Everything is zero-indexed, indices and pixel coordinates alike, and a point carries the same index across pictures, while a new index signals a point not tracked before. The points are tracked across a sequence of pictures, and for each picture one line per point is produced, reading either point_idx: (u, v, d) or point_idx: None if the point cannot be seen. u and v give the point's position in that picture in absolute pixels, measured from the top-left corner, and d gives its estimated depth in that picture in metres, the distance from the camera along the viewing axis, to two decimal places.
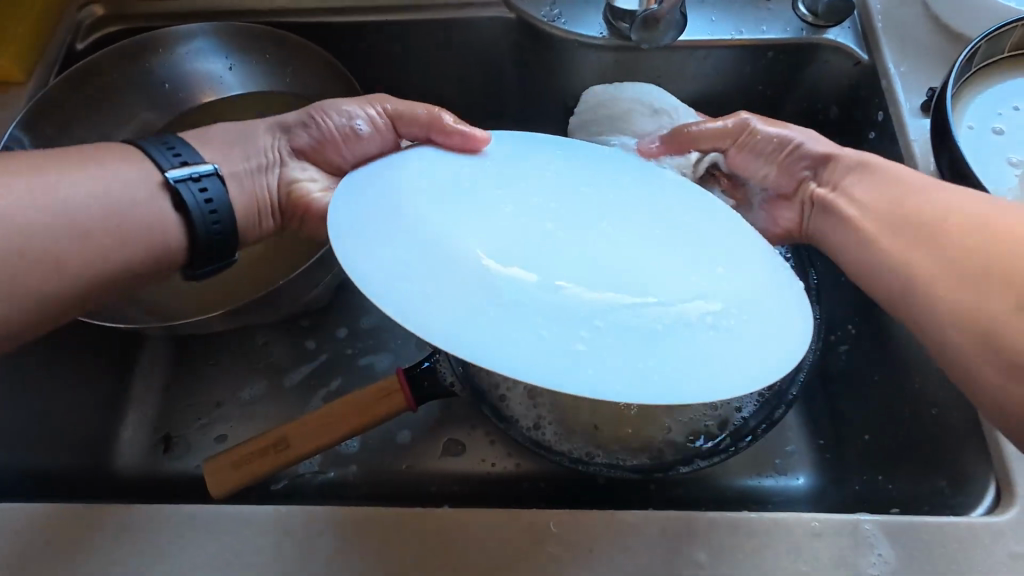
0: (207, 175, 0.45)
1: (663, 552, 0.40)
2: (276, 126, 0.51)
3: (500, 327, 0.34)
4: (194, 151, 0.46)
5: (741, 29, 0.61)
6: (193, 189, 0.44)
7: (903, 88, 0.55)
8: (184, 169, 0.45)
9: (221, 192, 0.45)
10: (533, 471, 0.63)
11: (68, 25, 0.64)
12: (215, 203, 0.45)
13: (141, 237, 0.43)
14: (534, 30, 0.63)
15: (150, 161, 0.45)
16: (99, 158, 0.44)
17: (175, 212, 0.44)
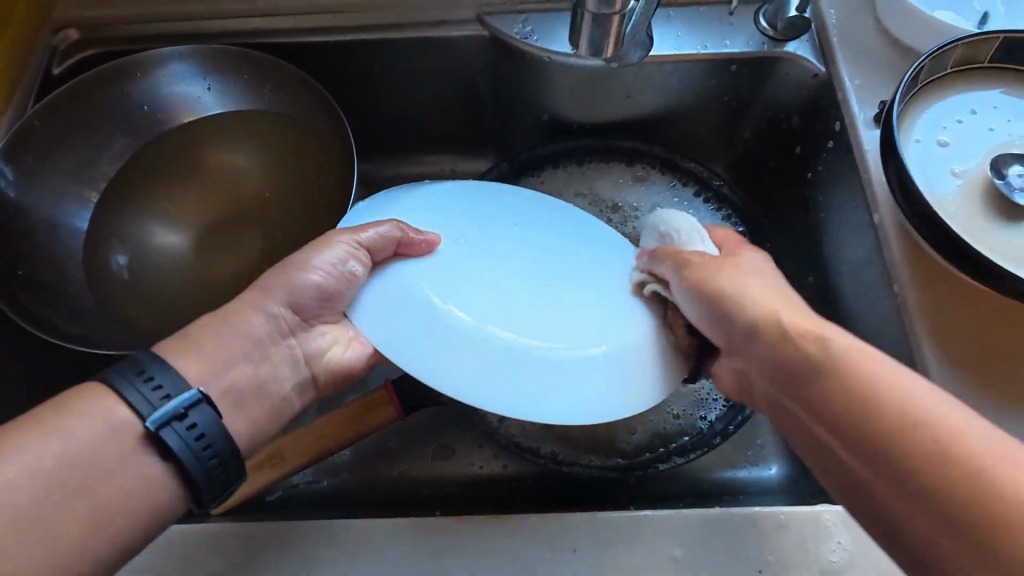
0: (193, 403, 0.39)
1: (640, 547, 0.43)
2: (267, 304, 0.48)
3: (474, 358, 0.45)
4: (173, 372, 0.40)
5: (705, 43, 0.64)
6: (180, 430, 0.38)
7: (857, 100, 0.58)
8: (168, 403, 0.38)
9: (210, 422, 0.39)
10: (520, 473, 0.66)
11: (44, 50, 0.64)
12: (206, 437, 0.38)
13: (139, 502, 0.37)
14: (507, 47, 0.65)
15: (125, 406, 0.38)
16: (90, 384, 0.38)
17: (150, 448, 0.38)
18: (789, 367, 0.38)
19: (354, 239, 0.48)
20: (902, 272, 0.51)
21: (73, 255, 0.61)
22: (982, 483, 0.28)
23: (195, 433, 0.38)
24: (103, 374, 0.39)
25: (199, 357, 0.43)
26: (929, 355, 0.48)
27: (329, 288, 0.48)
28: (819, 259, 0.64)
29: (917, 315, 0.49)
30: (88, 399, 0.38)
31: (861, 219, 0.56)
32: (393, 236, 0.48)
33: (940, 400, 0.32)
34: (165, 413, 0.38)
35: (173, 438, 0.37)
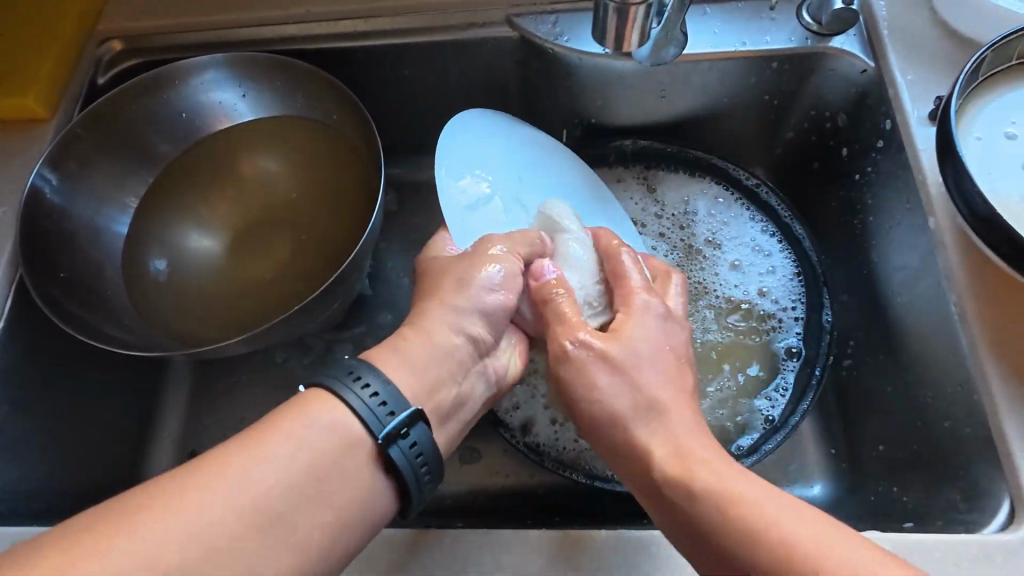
0: (413, 419, 0.38)
1: (670, 572, 0.41)
2: (462, 325, 0.46)
3: (576, 293, 0.51)
4: (388, 382, 0.40)
5: (744, 40, 0.61)
6: (403, 448, 0.38)
7: (910, 96, 0.55)
8: (393, 420, 0.38)
9: (428, 438, 0.39)
10: (548, 484, 0.64)
11: (89, 61, 0.67)
12: (423, 453, 0.39)
13: (365, 518, 0.37)
14: (537, 49, 0.64)
15: (353, 417, 0.38)
16: (309, 391, 0.38)
17: (364, 433, 0.38)
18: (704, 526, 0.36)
19: (511, 247, 0.50)
20: (960, 281, 0.47)
21: (115, 259, 0.63)
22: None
23: (386, 411, 0.38)
24: (324, 379, 0.38)
25: (409, 367, 0.42)
26: (991, 368, 0.44)
27: (508, 304, 0.48)
28: (870, 264, 0.60)
29: (978, 326, 0.46)
30: (308, 407, 0.37)
31: (914, 224, 0.52)
32: (541, 245, 0.53)
33: (816, 529, 0.34)
34: (390, 429, 0.38)
35: (365, 412, 0.38)
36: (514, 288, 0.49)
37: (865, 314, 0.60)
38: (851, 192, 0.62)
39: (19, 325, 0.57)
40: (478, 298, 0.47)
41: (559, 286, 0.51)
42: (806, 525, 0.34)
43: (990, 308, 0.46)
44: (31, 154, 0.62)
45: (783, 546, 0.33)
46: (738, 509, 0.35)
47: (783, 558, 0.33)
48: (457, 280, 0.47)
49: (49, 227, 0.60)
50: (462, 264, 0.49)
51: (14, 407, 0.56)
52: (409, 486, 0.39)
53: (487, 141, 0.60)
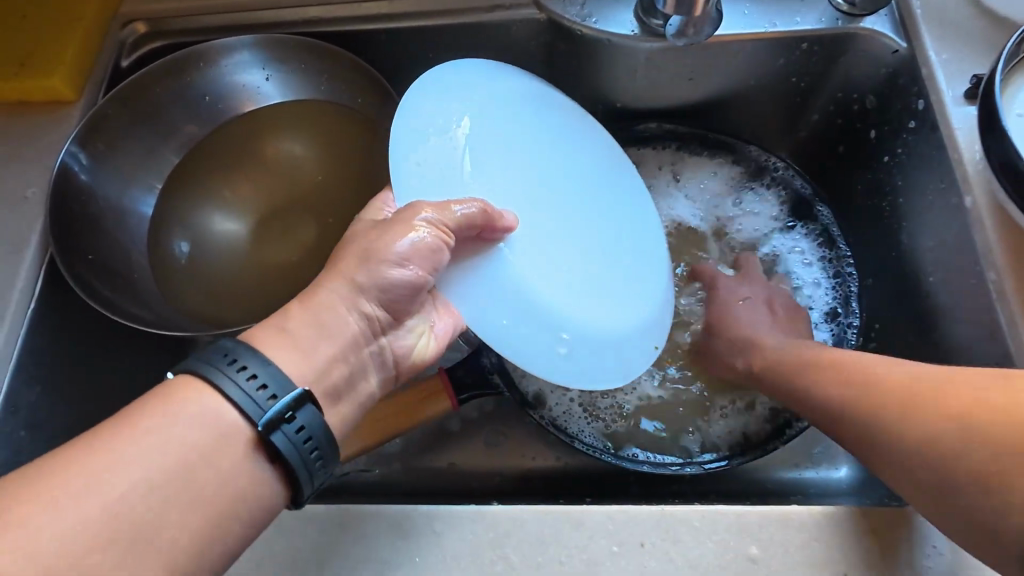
0: (300, 402, 0.37)
1: (713, 546, 0.41)
2: (358, 303, 0.44)
3: (518, 325, 0.46)
4: (271, 367, 0.38)
5: (775, 21, 0.60)
6: (289, 433, 0.37)
7: (944, 76, 0.54)
8: (275, 404, 0.37)
9: (317, 422, 0.38)
10: (575, 465, 0.64)
11: (113, 43, 0.66)
12: (313, 437, 0.38)
13: (255, 500, 0.37)
14: (564, 29, 0.63)
15: (229, 403, 0.36)
16: (180, 377, 0.37)
17: (242, 419, 0.37)
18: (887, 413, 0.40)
19: (438, 217, 0.43)
20: (999, 259, 0.47)
21: (141, 241, 0.63)
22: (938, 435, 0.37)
23: (267, 398, 0.37)
24: (197, 366, 0.37)
25: (295, 347, 0.41)
26: None
27: (410, 282, 0.45)
28: (898, 246, 0.60)
29: (1016, 303, 0.46)
30: (184, 394, 0.36)
31: (948, 204, 0.52)
32: (476, 220, 0.44)
33: (948, 374, 0.39)
34: (271, 415, 0.37)
35: (246, 400, 0.37)
36: (425, 267, 0.44)
37: (893, 296, 0.60)
38: (879, 174, 0.62)
39: (49, 306, 0.57)
40: (381, 273, 0.44)
41: (492, 313, 0.45)
42: (942, 377, 0.39)
43: None
44: (57, 136, 0.61)
45: (929, 394, 0.39)
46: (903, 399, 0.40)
47: (947, 413, 0.37)
48: (361, 254, 0.45)
49: (78, 209, 0.59)
50: (377, 232, 0.45)
51: (46, 386, 0.56)
52: (298, 472, 0.38)
53: (504, 101, 0.53)
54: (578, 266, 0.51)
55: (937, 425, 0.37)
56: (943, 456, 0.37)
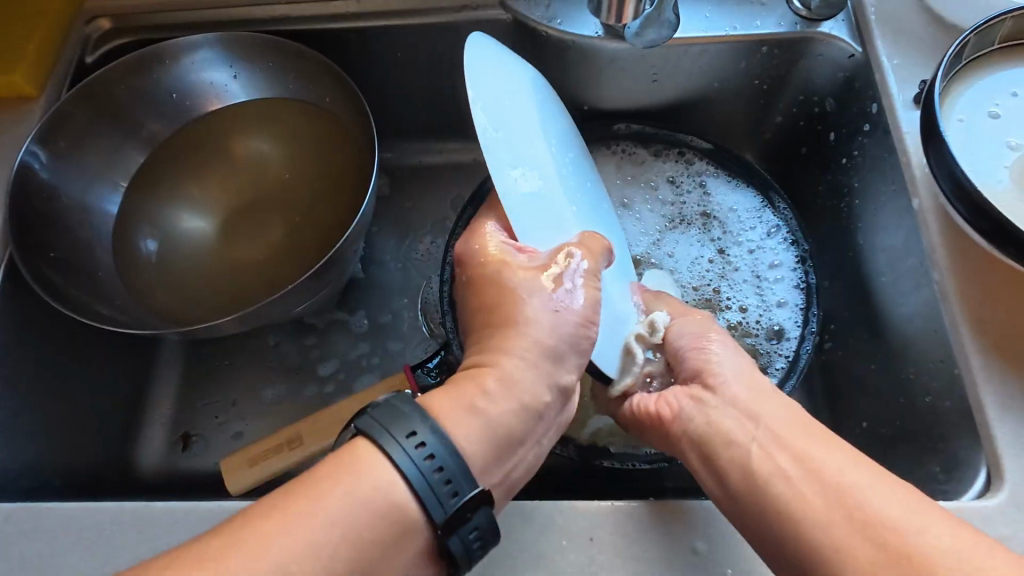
0: (477, 502, 0.33)
1: (659, 539, 0.42)
2: (554, 378, 0.41)
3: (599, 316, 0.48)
4: (443, 438, 0.34)
5: (735, 24, 0.61)
6: (462, 532, 0.33)
7: (896, 81, 0.56)
8: (453, 498, 0.33)
9: (487, 517, 0.34)
10: (539, 463, 0.65)
11: (77, 39, 0.66)
12: (481, 533, 0.34)
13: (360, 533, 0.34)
14: (530, 30, 0.64)
15: (399, 476, 0.33)
16: (360, 446, 0.34)
17: (419, 512, 0.33)
18: (812, 463, 0.38)
19: (584, 257, 0.44)
20: (942, 259, 0.49)
21: (105, 239, 0.63)
22: (789, 528, 0.36)
23: (441, 480, 0.33)
24: (369, 427, 0.34)
25: (482, 428, 0.37)
26: (970, 344, 0.46)
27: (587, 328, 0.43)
28: (854, 246, 0.61)
29: (957, 301, 0.47)
30: (349, 467, 0.33)
31: (898, 205, 0.54)
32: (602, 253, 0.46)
33: (888, 498, 0.35)
34: (452, 510, 0.33)
35: (408, 471, 0.33)
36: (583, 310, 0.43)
37: (848, 295, 0.62)
38: (837, 176, 0.64)
39: (9, 303, 0.56)
40: (557, 314, 0.42)
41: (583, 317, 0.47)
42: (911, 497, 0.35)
43: (970, 284, 0.48)
44: (18, 133, 0.61)
45: (808, 451, 0.38)
46: (766, 484, 0.38)
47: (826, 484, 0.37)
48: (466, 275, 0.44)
49: (39, 206, 0.59)
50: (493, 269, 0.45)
51: (6, 385, 0.55)
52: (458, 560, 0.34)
53: (518, 89, 0.51)
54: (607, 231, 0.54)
55: (876, 533, 0.34)
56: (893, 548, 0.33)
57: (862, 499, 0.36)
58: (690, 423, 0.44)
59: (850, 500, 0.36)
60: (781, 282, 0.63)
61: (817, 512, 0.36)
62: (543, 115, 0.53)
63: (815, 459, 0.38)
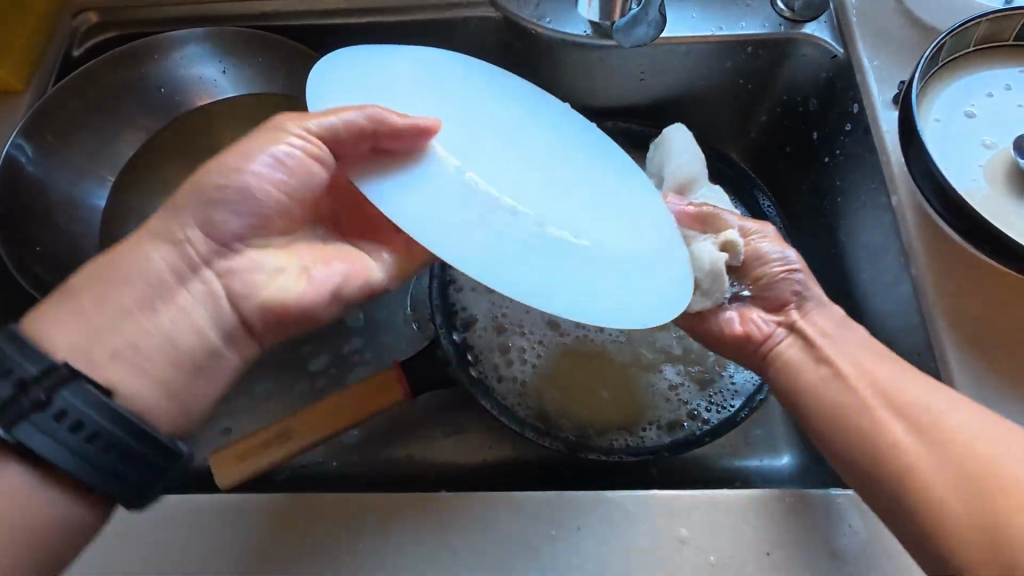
0: (63, 394, 0.36)
1: (645, 528, 0.43)
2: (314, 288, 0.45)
3: (554, 269, 0.40)
4: (93, 406, 0.36)
5: (721, 25, 0.63)
6: (47, 424, 0.35)
7: (876, 82, 0.57)
8: (77, 434, 0.36)
9: (94, 414, 0.36)
10: (529, 457, 0.65)
11: (64, 33, 0.65)
12: (85, 422, 0.36)
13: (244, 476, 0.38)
14: (520, 29, 0.64)
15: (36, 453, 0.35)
16: None
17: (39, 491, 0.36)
18: (906, 405, 0.41)
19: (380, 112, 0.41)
20: (920, 254, 0.50)
21: (93, 234, 0.63)
22: (904, 485, 0.38)
23: (71, 425, 0.36)
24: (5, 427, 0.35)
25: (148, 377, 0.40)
26: (948, 337, 0.47)
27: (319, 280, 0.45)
28: (837, 243, 0.63)
29: (934, 297, 0.48)
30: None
31: (878, 202, 0.55)
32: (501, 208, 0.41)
33: (986, 434, 0.38)
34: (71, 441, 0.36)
35: (47, 444, 0.35)
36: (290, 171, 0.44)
37: (831, 292, 0.63)
38: (820, 175, 0.65)
39: None
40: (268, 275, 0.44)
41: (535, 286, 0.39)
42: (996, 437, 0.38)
43: (948, 280, 0.49)
44: (4, 126, 0.60)
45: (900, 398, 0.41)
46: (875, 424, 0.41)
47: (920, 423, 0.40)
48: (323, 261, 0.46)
49: (26, 201, 0.59)
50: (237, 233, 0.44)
51: None
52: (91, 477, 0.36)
53: (409, 75, 0.47)
54: (555, 179, 0.45)
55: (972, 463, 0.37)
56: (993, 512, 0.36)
57: (954, 427, 0.39)
58: (779, 347, 0.48)
59: (941, 429, 0.39)
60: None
61: (885, 465, 0.39)
62: (439, 99, 0.47)
63: (905, 400, 0.41)
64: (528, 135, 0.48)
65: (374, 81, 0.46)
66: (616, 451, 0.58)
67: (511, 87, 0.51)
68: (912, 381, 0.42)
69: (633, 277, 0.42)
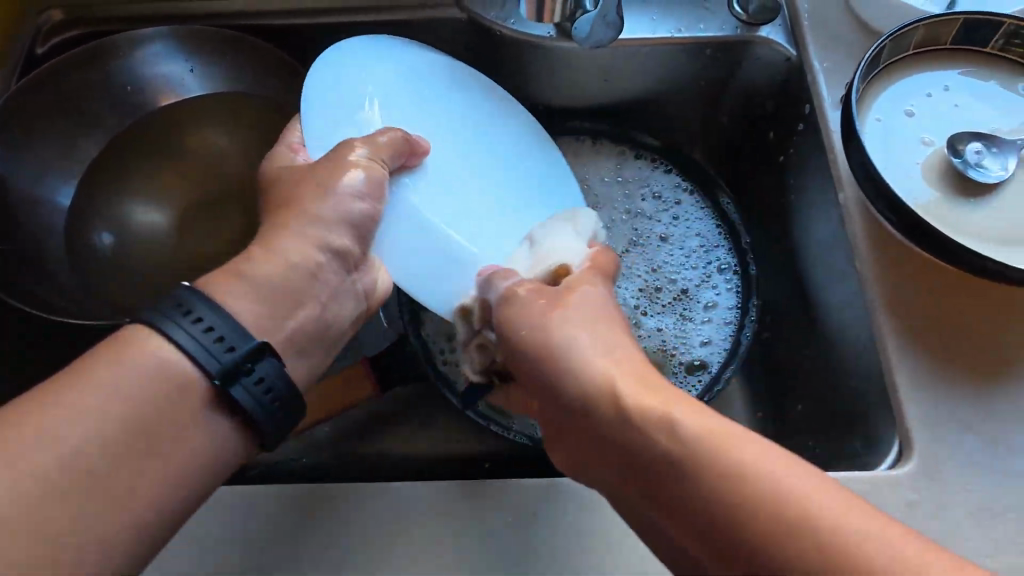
0: (258, 354, 0.39)
1: (598, 513, 0.44)
2: (326, 241, 0.46)
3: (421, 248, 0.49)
4: (224, 316, 0.39)
5: (680, 27, 0.64)
6: (249, 384, 0.39)
7: (827, 83, 0.59)
8: (233, 355, 0.39)
9: (274, 371, 0.40)
10: (495, 450, 0.66)
11: (29, 30, 0.65)
12: (271, 386, 0.40)
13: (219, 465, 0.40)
14: (485, 29, 0.66)
15: (183, 353, 0.38)
16: (128, 330, 0.38)
17: (199, 373, 0.38)
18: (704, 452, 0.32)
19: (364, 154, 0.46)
20: (864, 249, 0.52)
21: (58, 230, 0.63)
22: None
23: (226, 348, 0.38)
24: (150, 318, 0.38)
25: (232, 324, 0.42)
26: (887, 327, 0.49)
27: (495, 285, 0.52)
28: (791, 239, 0.65)
29: (876, 289, 0.50)
30: (124, 350, 0.37)
31: (827, 199, 0.57)
32: (400, 147, 0.48)
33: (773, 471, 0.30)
34: (232, 367, 0.38)
35: (202, 351, 0.38)
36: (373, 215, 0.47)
37: (787, 286, 0.65)
38: (776, 173, 0.67)
39: None
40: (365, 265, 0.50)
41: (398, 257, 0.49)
42: (779, 464, 0.30)
43: (889, 273, 0.51)
44: None
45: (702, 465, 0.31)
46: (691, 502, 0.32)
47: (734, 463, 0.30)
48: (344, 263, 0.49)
49: None
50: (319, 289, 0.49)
51: None
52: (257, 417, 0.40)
53: (413, 81, 0.55)
54: (490, 170, 0.55)
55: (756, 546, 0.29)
56: (705, 523, 0.31)
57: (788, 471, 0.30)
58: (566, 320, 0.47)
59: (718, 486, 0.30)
60: (726, 277, 0.67)
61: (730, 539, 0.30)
62: (429, 98, 0.55)
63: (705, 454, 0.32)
64: (491, 137, 0.57)
65: (381, 70, 0.54)
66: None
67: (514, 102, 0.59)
68: (687, 404, 0.34)
69: (442, 297, 0.49)
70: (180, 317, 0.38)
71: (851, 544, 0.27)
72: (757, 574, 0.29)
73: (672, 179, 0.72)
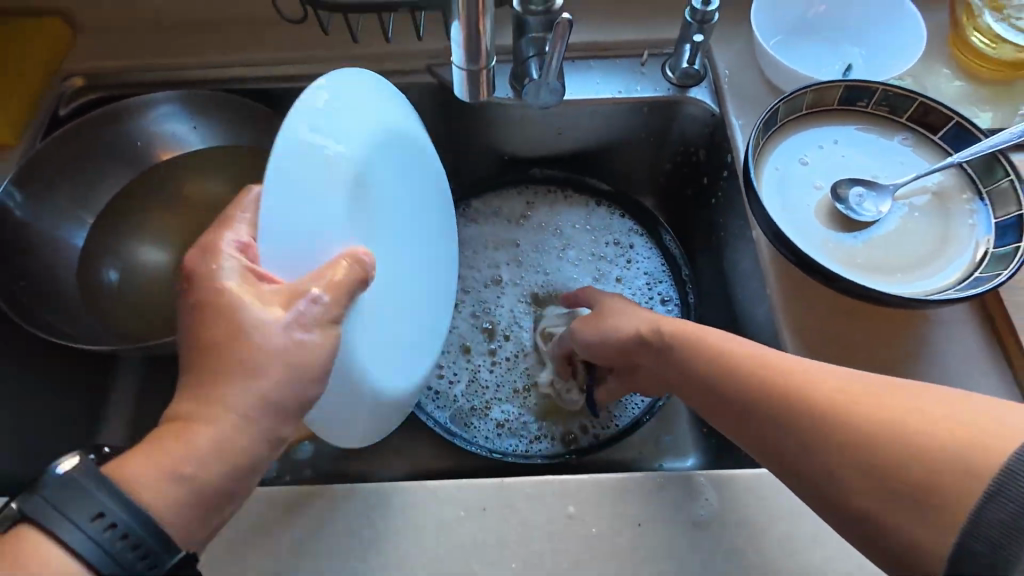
0: (162, 549, 0.36)
1: (538, 506, 0.51)
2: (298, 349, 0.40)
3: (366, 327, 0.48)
4: (125, 504, 0.36)
5: (620, 88, 0.75)
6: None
7: (742, 137, 0.69)
8: (126, 548, 0.35)
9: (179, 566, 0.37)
10: (462, 465, 0.73)
11: (53, 95, 0.75)
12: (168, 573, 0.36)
13: None
14: (452, 92, 0.76)
15: (70, 550, 0.35)
16: (22, 522, 0.35)
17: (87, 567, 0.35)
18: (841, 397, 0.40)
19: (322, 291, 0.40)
20: (772, 278, 0.61)
21: (71, 269, 0.71)
22: (897, 512, 0.36)
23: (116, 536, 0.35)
24: (33, 506, 0.35)
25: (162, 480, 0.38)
26: (790, 345, 0.57)
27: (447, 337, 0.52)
28: (722, 270, 0.73)
29: (781, 312, 0.59)
30: (19, 547, 0.35)
31: (746, 235, 0.66)
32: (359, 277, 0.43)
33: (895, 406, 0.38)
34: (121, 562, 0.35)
35: (84, 541, 0.35)
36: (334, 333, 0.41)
37: (721, 312, 0.73)
38: (709, 213, 0.76)
39: None
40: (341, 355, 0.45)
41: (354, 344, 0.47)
42: (863, 393, 0.40)
43: (793, 298, 0.59)
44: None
45: (839, 402, 0.39)
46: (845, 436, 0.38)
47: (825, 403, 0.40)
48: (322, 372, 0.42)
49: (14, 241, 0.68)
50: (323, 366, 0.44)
51: None
52: None
53: (370, 136, 0.50)
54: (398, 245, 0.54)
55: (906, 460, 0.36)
56: (845, 483, 0.38)
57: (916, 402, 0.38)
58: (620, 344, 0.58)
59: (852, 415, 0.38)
60: (666, 310, 0.76)
61: (867, 458, 0.37)
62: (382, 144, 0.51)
63: (817, 396, 0.40)
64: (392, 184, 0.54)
65: (344, 99, 0.48)
66: (533, 457, 0.67)
67: (415, 140, 0.58)
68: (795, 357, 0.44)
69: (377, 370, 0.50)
70: (48, 509, 0.35)
71: (919, 442, 0.36)
72: (891, 526, 0.36)
73: (626, 223, 0.81)
